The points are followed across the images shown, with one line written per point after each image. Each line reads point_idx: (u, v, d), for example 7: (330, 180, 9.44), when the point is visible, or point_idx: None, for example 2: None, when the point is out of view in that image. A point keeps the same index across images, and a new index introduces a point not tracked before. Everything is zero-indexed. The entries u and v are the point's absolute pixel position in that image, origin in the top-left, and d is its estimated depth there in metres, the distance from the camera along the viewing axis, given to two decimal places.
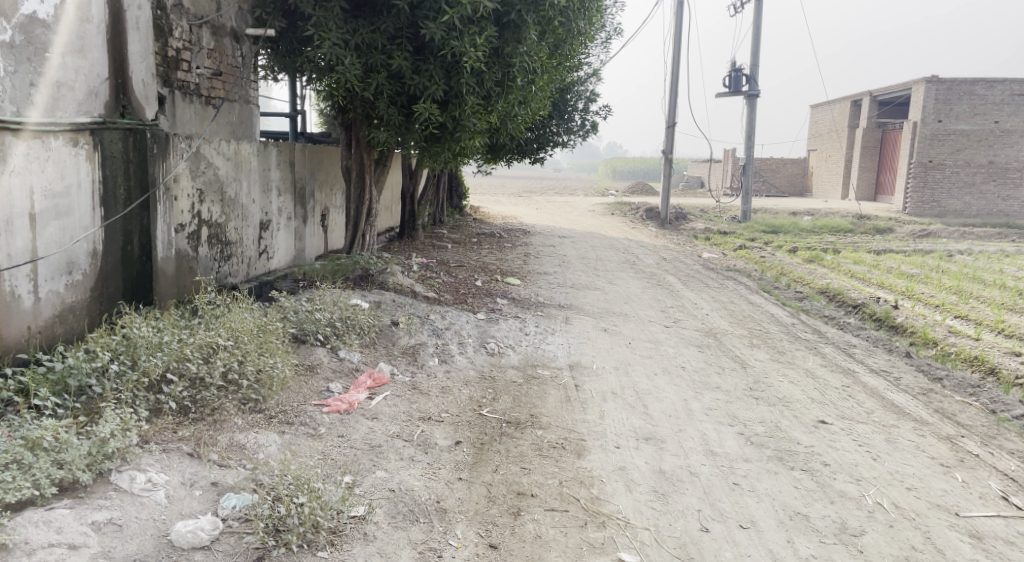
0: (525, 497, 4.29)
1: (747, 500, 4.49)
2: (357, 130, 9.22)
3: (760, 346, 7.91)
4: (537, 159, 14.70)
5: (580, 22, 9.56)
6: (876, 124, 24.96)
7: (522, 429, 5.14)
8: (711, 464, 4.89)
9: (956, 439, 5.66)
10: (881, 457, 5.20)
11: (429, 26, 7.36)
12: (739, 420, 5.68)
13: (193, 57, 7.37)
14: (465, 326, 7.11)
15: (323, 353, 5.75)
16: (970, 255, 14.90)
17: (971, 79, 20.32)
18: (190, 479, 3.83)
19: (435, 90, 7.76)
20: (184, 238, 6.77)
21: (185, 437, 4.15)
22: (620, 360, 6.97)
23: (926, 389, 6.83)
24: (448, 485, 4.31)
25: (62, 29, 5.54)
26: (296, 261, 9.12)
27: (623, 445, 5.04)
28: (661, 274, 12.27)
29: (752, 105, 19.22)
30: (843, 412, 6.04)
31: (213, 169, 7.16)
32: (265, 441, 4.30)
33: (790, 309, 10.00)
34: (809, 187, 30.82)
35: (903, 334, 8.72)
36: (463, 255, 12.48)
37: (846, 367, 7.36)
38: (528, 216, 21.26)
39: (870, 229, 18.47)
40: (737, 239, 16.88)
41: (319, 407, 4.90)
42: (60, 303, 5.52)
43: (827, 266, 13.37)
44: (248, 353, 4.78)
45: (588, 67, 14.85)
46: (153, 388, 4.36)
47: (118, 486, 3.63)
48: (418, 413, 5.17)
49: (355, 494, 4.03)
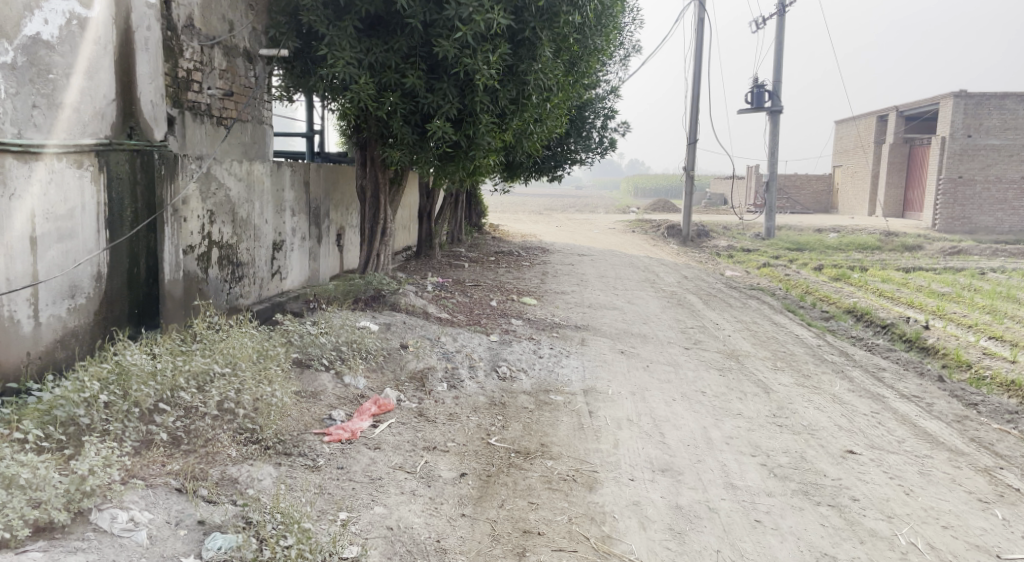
0: (532, 536, 4.07)
1: (770, 540, 4.23)
2: (371, 149, 9.12)
3: (784, 369, 7.62)
4: (555, 177, 14.53)
5: (596, 39, 9.44)
6: (902, 139, 24.55)
7: (531, 460, 4.92)
8: (731, 499, 4.63)
9: (994, 471, 5.36)
10: (914, 492, 4.91)
11: (442, 43, 7.23)
12: (761, 450, 5.42)
13: (205, 78, 7.07)
14: (477, 349, 6.92)
15: (327, 378, 5.56)
16: (1003, 273, 14.45)
17: (1000, 93, 19.89)
18: (176, 518, 3.66)
19: (449, 109, 7.63)
20: (193, 260, 6.67)
21: (174, 471, 3.99)
22: (638, 385, 6.71)
23: (961, 416, 6.50)
24: (451, 522, 4.10)
25: (68, 50, 5.43)
26: (310, 282, 8.97)
27: (638, 478, 4.80)
28: (681, 293, 11.98)
29: (775, 121, 18.95)
30: (872, 441, 5.75)
31: (223, 191, 7.08)
32: (259, 474, 4.13)
33: (816, 330, 9.68)
34: (835, 204, 30.34)
35: (934, 356, 8.38)
36: (480, 274, 12.29)
37: (874, 392, 7.04)
38: (548, 234, 21.04)
39: (898, 246, 18.05)
40: (761, 257, 16.54)
41: (320, 436, 4.72)
42: (61, 328, 5.40)
43: (854, 285, 13.01)
44: (246, 382, 4.63)
45: (606, 84, 14.71)
46: (144, 418, 4.22)
47: (98, 527, 3.46)
48: (424, 442, 4.97)
49: (350, 533, 3.84)
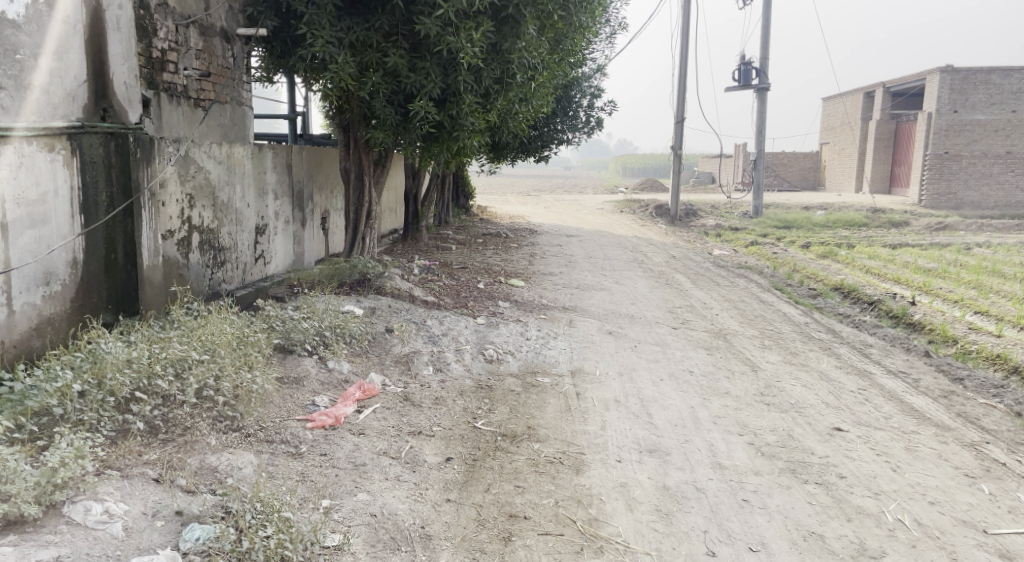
0: (518, 520, 4.02)
1: (757, 519, 4.20)
2: (354, 131, 8.97)
3: (771, 347, 7.59)
4: (542, 157, 14.39)
5: (581, 17, 9.29)
6: (889, 115, 24.52)
7: (517, 443, 4.86)
8: (718, 479, 4.59)
9: (981, 446, 5.35)
10: (901, 468, 4.89)
11: (424, 21, 7.09)
12: (749, 428, 5.38)
13: (181, 58, 6.89)
14: (464, 332, 6.85)
15: (311, 363, 5.47)
16: (988, 248, 14.48)
17: (986, 67, 19.85)
18: (152, 509, 3.59)
19: (432, 88, 7.49)
20: (173, 245, 6.55)
21: (151, 461, 3.92)
22: (625, 365, 6.67)
23: (947, 391, 6.49)
24: (435, 507, 4.04)
25: (35, 30, 5.27)
26: (294, 266, 8.86)
27: (625, 459, 4.76)
28: (669, 273, 11.93)
29: (762, 98, 18.86)
30: (859, 418, 5.72)
31: (203, 174, 6.95)
32: (239, 463, 4.06)
33: (803, 307, 9.65)
34: (822, 181, 30.34)
35: (920, 332, 8.37)
36: (467, 256, 12.19)
37: (861, 369, 7.03)
38: (535, 215, 20.92)
39: (885, 223, 18.06)
40: (749, 235, 16.51)
41: (303, 423, 4.65)
42: (36, 316, 5.28)
43: (841, 262, 13.00)
44: (225, 368, 4.55)
45: (593, 62, 14.56)
46: (119, 407, 4.13)
47: (70, 520, 3.39)
48: (409, 427, 4.90)
49: (332, 521, 3.78)
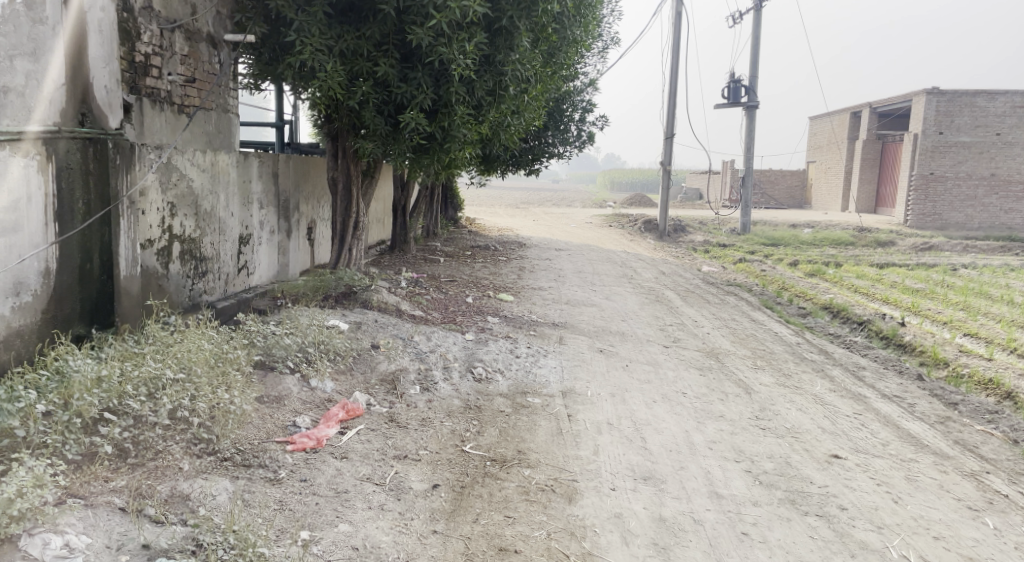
0: (508, 554, 3.84)
1: (757, 554, 4.03)
2: (343, 140, 8.78)
3: (764, 368, 7.44)
4: (532, 170, 14.23)
5: (575, 30, 9.15)
6: (876, 135, 24.61)
7: (507, 469, 4.66)
8: (716, 510, 4.42)
9: (981, 476, 5.20)
10: (902, 499, 4.73)
11: (416, 31, 6.89)
12: (745, 455, 5.21)
13: (165, 63, 6.59)
14: (452, 348, 6.65)
15: (292, 382, 5.24)
16: (975, 269, 14.46)
17: (973, 90, 19.92)
18: (117, 542, 3.39)
19: (424, 99, 7.32)
20: (151, 255, 6.35)
21: (119, 488, 3.72)
22: (617, 386, 6.48)
23: (944, 417, 6.35)
24: (421, 540, 3.85)
25: (11, 31, 5.03)
26: (278, 277, 8.63)
27: (619, 487, 4.56)
28: (659, 289, 11.78)
29: (751, 116, 18.85)
30: (857, 445, 5.57)
31: (185, 182, 6.77)
32: (214, 489, 3.86)
33: (794, 327, 9.50)
34: (809, 199, 30.43)
35: (911, 353, 8.26)
36: (455, 269, 11.98)
37: (855, 392, 6.87)
38: (525, 227, 20.78)
39: (872, 241, 18.04)
40: (737, 252, 16.42)
41: (283, 445, 4.45)
42: (5, 327, 5.03)
43: (830, 280, 12.90)
44: (202, 387, 4.36)
45: (584, 77, 14.46)
46: (87, 429, 3.92)
47: (27, 554, 3.18)
48: (394, 451, 4.69)
49: (311, 555, 3.59)
